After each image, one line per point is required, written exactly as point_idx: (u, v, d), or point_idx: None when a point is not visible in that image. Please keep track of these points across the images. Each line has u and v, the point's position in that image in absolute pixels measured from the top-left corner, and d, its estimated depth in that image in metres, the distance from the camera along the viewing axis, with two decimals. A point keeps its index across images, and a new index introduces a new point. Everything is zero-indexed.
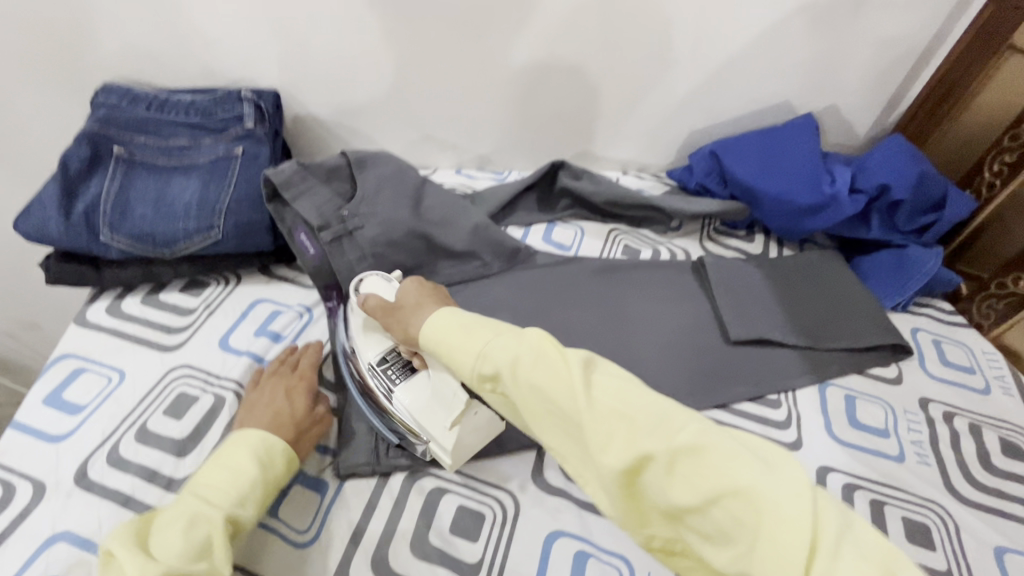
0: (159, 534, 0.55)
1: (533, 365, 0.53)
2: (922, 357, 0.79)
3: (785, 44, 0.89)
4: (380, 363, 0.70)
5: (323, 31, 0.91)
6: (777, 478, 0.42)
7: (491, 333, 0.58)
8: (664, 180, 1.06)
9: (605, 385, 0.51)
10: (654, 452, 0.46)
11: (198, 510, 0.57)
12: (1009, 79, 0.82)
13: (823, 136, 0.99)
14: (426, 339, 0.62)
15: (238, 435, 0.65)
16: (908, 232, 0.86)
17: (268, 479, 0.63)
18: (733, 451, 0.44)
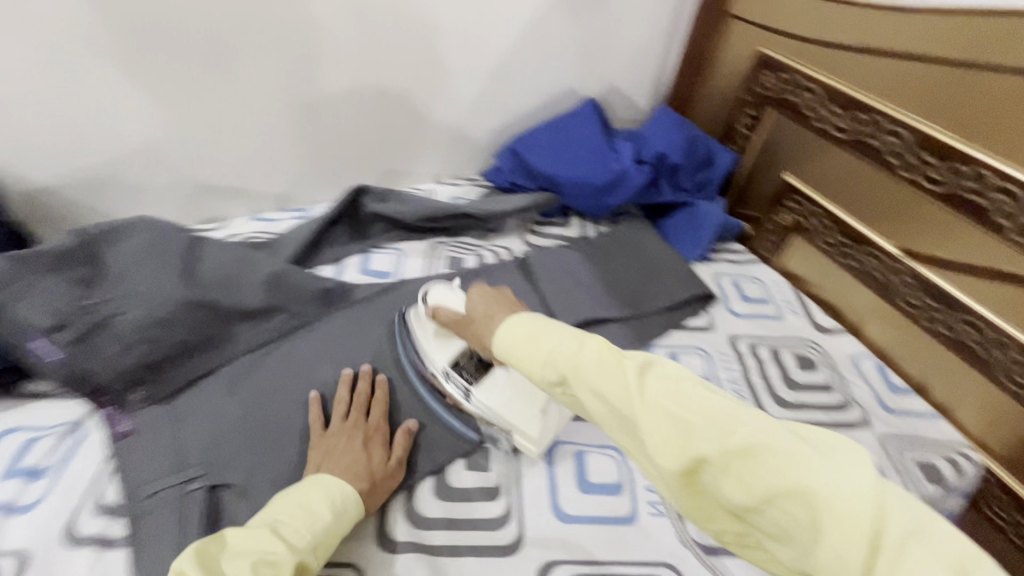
0: (226, 563, 0.44)
1: (592, 368, 0.46)
2: (727, 298, 0.88)
3: (554, 35, 0.94)
4: (453, 367, 0.64)
5: (18, 75, 0.71)
6: (845, 470, 0.35)
7: (556, 336, 0.50)
8: (480, 183, 1.04)
9: (661, 386, 0.44)
10: (706, 452, 0.39)
11: (271, 549, 0.46)
12: (735, 43, 0.92)
13: (612, 114, 1.07)
14: (499, 348, 0.54)
15: (320, 480, 0.54)
16: (690, 191, 0.95)
17: (343, 527, 0.52)
18: (793, 448, 0.37)
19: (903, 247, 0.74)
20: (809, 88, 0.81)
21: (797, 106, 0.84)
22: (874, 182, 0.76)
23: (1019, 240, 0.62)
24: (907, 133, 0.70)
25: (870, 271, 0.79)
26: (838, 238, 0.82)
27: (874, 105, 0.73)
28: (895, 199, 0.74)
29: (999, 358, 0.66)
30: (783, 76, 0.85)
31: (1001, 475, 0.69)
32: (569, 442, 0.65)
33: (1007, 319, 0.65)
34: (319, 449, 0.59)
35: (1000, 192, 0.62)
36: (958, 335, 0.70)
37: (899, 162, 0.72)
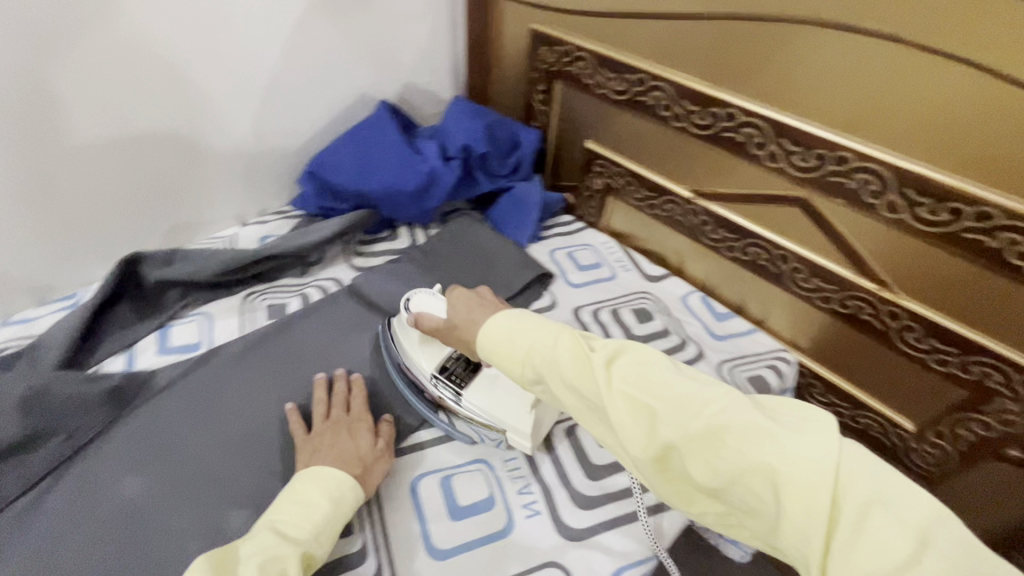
0: (235, 566, 0.46)
1: (563, 366, 0.47)
2: (565, 271, 0.90)
3: (324, 39, 0.86)
4: (440, 371, 0.66)
5: None
6: (806, 442, 0.37)
7: (529, 332, 0.51)
8: (290, 215, 0.94)
9: (628, 375, 0.45)
10: (672, 439, 0.41)
11: (277, 546, 0.48)
12: (510, 22, 0.92)
13: (415, 112, 1.04)
14: (480, 348, 0.54)
15: (316, 470, 0.55)
16: (507, 175, 0.95)
17: (344, 513, 0.54)
18: (756, 425, 0.39)
19: (693, 189, 0.80)
20: (582, 57, 0.83)
21: (577, 76, 0.86)
22: (658, 136, 0.81)
23: (770, 164, 0.68)
24: (668, 86, 0.74)
25: (674, 216, 0.85)
26: (643, 193, 0.87)
27: (636, 64, 0.76)
28: (677, 148, 0.79)
29: (785, 270, 0.75)
30: (558, 49, 0.86)
31: (811, 366, 0.79)
32: (433, 471, 0.62)
33: (782, 236, 0.73)
34: (303, 448, 0.60)
35: (748, 127, 0.68)
36: (751, 257, 0.78)
37: (669, 114, 0.76)
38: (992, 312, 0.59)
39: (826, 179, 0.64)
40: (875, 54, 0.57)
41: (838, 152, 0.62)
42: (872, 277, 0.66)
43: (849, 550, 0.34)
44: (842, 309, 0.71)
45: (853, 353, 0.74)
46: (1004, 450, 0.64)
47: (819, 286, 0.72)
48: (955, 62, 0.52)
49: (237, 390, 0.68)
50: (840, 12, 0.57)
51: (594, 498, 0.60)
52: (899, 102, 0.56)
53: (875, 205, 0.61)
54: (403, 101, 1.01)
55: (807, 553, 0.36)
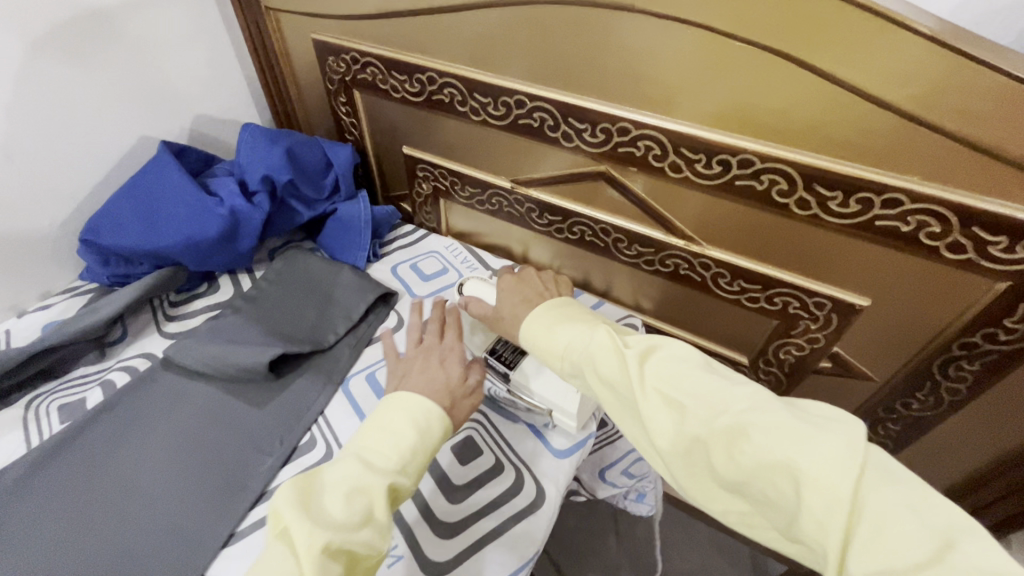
0: (325, 497, 0.48)
1: (600, 362, 0.53)
2: (409, 285, 0.86)
3: (68, 86, 0.73)
4: (492, 354, 0.68)
5: None
6: (829, 440, 0.40)
7: (567, 330, 0.58)
8: (79, 291, 0.81)
9: (659, 372, 0.49)
10: (701, 433, 0.45)
11: (364, 479, 0.50)
12: (292, 34, 0.84)
13: (215, 146, 0.94)
14: (527, 343, 0.62)
15: (406, 398, 0.56)
16: (327, 198, 0.88)
17: (429, 451, 0.55)
18: (782, 423, 0.42)
19: (511, 179, 0.79)
20: (371, 63, 0.78)
21: (372, 83, 0.81)
22: (465, 133, 0.78)
23: (567, 145, 0.69)
24: (457, 81, 0.72)
25: (503, 209, 0.84)
26: (468, 190, 0.86)
27: (422, 63, 0.73)
28: (485, 142, 0.77)
29: (610, 242, 0.77)
30: (346, 57, 0.81)
31: (658, 324, 0.83)
32: None
33: (598, 210, 0.74)
34: (395, 373, 0.62)
35: (539, 111, 0.68)
36: (579, 236, 0.79)
37: (468, 109, 0.74)
38: (778, 247, 0.63)
39: (616, 150, 0.65)
40: (616, 26, 0.57)
41: (619, 123, 0.63)
42: (679, 235, 0.69)
43: (865, 549, 0.36)
44: (664, 268, 0.75)
45: (688, 305, 0.78)
46: (818, 365, 0.71)
47: (640, 251, 0.74)
48: (676, 23, 0.53)
49: (25, 523, 0.59)
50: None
51: (458, 522, 0.58)
52: (650, 69, 0.57)
53: (662, 167, 0.63)
54: (198, 135, 0.91)
55: (826, 544, 0.37)
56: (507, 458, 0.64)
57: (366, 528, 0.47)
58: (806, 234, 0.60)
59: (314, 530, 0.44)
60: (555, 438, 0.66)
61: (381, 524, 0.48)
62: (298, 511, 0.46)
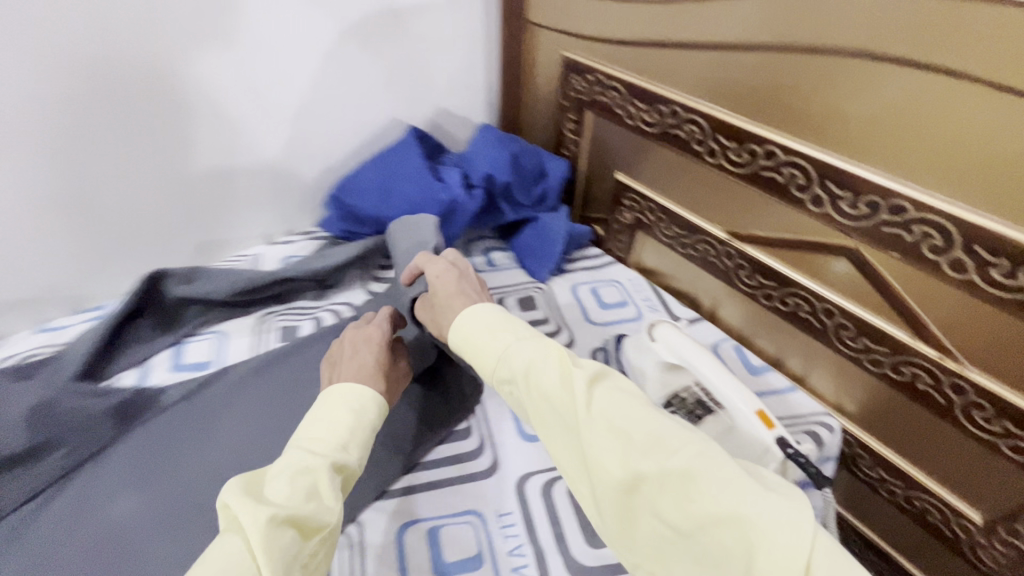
0: (268, 483, 0.45)
1: (543, 377, 0.50)
2: (587, 308, 0.85)
3: (354, 67, 0.87)
4: (666, 406, 0.64)
5: None
6: (778, 502, 0.39)
7: (508, 335, 0.54)
8: (316, 236, 0.95)
9: (610, 400, 0.47)
10: (646, 471, 0.43)
11: (304, 460, 0.47)
12: (544, 49, 0.90)
13: (447, 137, 1.02)
14: (460, 341, 0.57)
15: (343, 384, 0.55)
16: (532, 205, 0.92)
17: (371, 430, 0.53)
18: (727, 474, 0.41)
19: (729, 230, 0.74)
20: (613, 87, 0.80)
21: (609, 106, 0.83)
22: (689, 172, 0.76)
23: (815, 210, 0.62)
24: (702, 119, 0.70)
25: (707, 257, 0.79)
26: (674, 230, 0.82)
27: (668, 96, 0.73)
28: (711, 185, 0.73)
29: (831, 326, 0.67)
30: (590, 77, 0.84)
31: (858, 434, 0.70)
32: (422, 520, 0.59)
33: (827, 287, 0.65)
34: (327, 363, 0.61)
35: (790, 167, 0.62)
36: (791, 309, 0.71)
37: (704, 150, 0.71)
38: (910, 295, 0.57)
39: (879, 229, 0.57)
40: (922, 87, 0.50)
41: (892, 200, 0.54)
42: (933, 342, 0.57)
43: None
44: (895, 375, 0.63)
45: (910, 425, 0.64)
46: None
47: (869, 346, 0.64)
48: (1003, 93, 0.46)
49: (235, 414, 0.68)
50: (874, 42, 0.52)
51: (590, 569, 0.55)
52: (954, 143, 0.50)
53: (938, 263, 0.53)
54: (436, 125, 1.00)
55: None
56: None
57: (310, 502, 0.44)
58: (951, 299, 0.54)
59: (259, 508, 0.42)
60: None
61: (329, 499, 0.45)
62: (243, 495, 0.43)
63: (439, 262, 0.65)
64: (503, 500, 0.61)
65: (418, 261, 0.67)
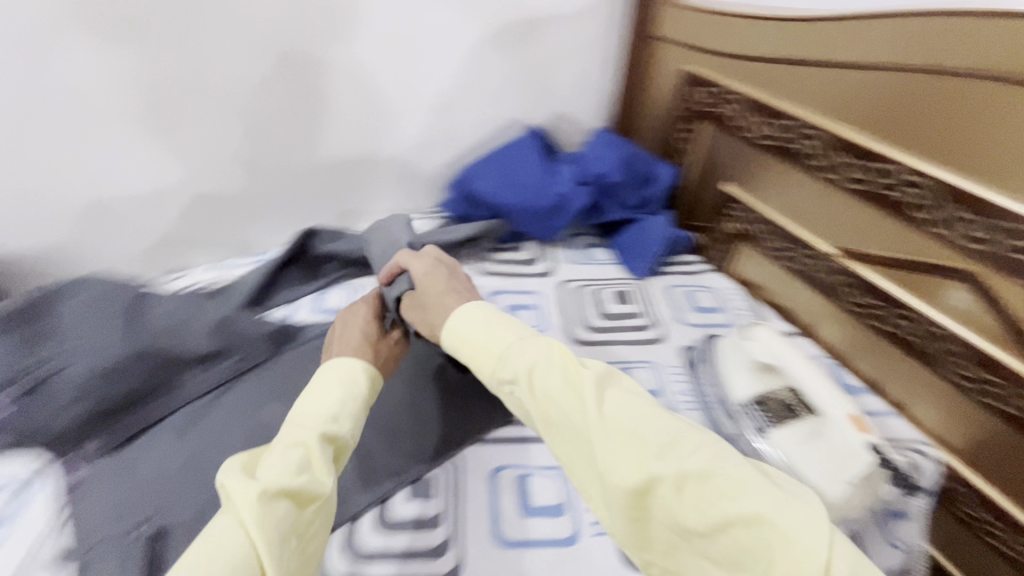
0: (263, 460, 0.48)
1: (551, 379, 0.51)
2: (680, 309, 0.88)
3: (491, 68, 0.96)
4: (753, 403, 0.67)
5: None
6: (790, 501, 0.41)
7: (516, 338, 0.56)
8: (435, 216, 1.06)
9: (619, 403, 0.49)
10: (661, 473, 0.44)
11: (296, 436, 0.50)
12: (666, 63, 0.95)
13: (562, 139, 1.09)
14: (462, 344, 0.59)
15: (336, 360, 0.59)
16: (635, 207, 0.98)
17: (363, 402, 0.57)
18: (740, 475, 0.43)
19: (838, 247, 0.75)
20: (734, 99, 0.85)
21: (726, 118, 0.87)
22: (801, 187, 0.78)
23: (934, 232, 0.62)
24: (823, 135, 0.72)
25: (810, 272, 0.80)
26: (780, 244, 0.83)
27: (789, 111, 0.76)
28: (823, 201, 0.75)
29: (940, 353, 0.66)
30: (711, 90, 0.89)
31: (959, 468, 0.66)
32: (511, 467, 0.66)
33: (939, 313, 0.65)
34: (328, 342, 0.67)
35: (911, 187, 0.64)
36: (897, 331, 0.70)
37: (820, 165, 0.74)
38: None
39: (1003, 256, 0.57)
40: None
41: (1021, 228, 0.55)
42: None
43: None
44: (1011, 412, 0.60)
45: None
46: None
47: (981, 377, 0.62)
48: None
49: None
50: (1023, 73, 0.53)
51: None
52: None
53: None
54: (554, 127, 1.07)
55: None
56: None
57: (305, 474, 0.47)
58: None
59: (253, 485, 0.44)
60: None
61: (322, 469, 0.48)
62: (236, 475, 0.45)
63: (423, 260, 0.70)
64: None
65: (402, 260, 0.71)
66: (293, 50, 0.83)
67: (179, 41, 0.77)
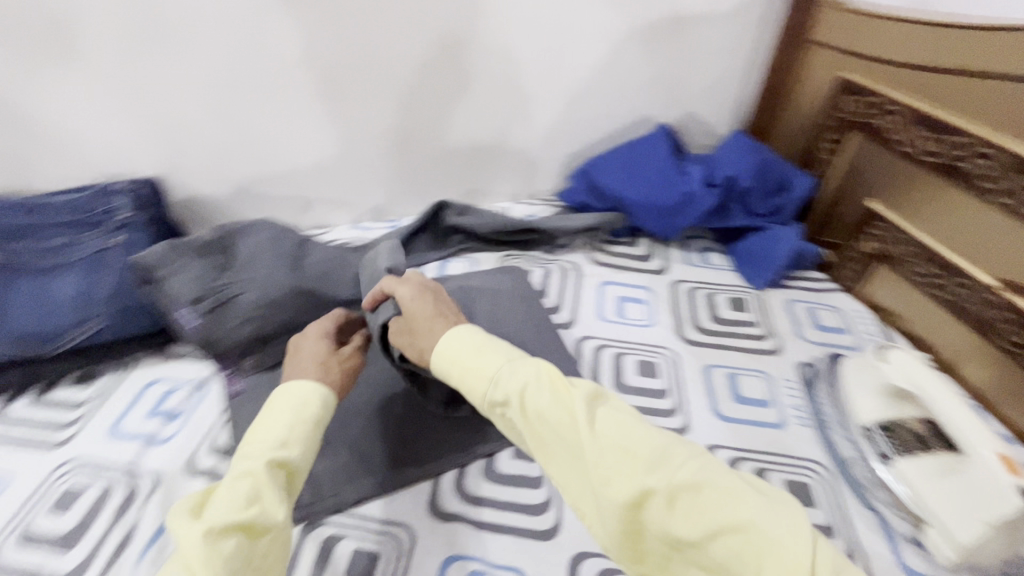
0: (216, 493, 0.47)
1: (538, 398, 0.49)
2: (800, 324, 0.85)
3: (629, 64, 0.97)
4: (877, 428, 0.65)
5: (196, 114, 0.88)
6: (779, 511, 0.39)
7: (504, 355, 0.54)
8: (553, 204, 1.09)
9: (608, 417, 0.47)
10: (654, 486, 0.42)
11: (243, 467, 0.48)
12: (818, 69, 0.91)
13: (689, 140, 1.08)
14: (445, 363, 0.56)
15: (292, 384, 0.57)
16: (763, 215, 0.95)
17: (315, 425, 0.55)
18: (728, 485, 0.41)
19: (1005, 279, 0.68)
20: (895, 111, 0.79)
21: (882, 131, 0.82)
22: (967, 211, 0.72)
23: None
24: (1004, 156, 0.66)
25: (962, 303, 0.73)
26: (928, 269, 0.77)
27: (964, 129, 0.70)
28: (995, 229, 0.69)
29: None
30: (867, 99, 0.83)
31: None
32: None
33: None
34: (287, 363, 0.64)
35: None
36: None
37: (998, 189, 0.68)
38: None
39: None
40: None
41: None
42: None
43: None
44: None
45: None
46: None
47: None
48: None
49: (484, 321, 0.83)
50: None
51: None
52: None
53: None
54: (682, 127, 1.06)
55: None
56: (843, 530, 0.60)
57: (254, 505, 0.46)
58: None
59: (200, 526, 0.43)
60: (906, 551, 0.58)
61: (270, 498, 0.47)
62: (187, 516, 0.45)
63: (409, 285, 0.66)
64: None
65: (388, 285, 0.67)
66: (450, 36, 0.89)
67: (357, 26, 0.85)
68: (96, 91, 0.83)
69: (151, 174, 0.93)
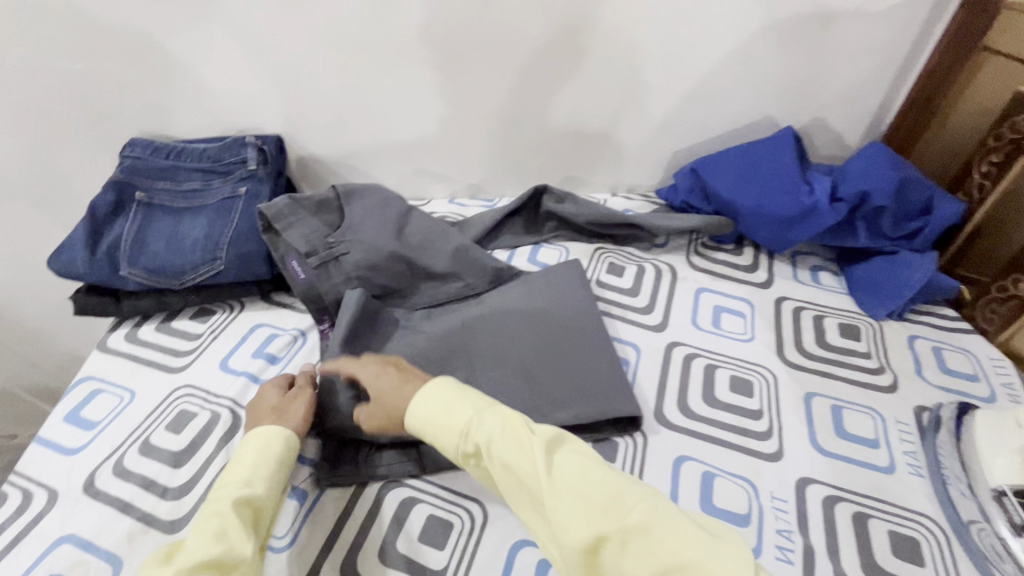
0: (189, 535, 0.50)
1: (500, 446, 0.49)
2: (922, 362, 0.76)
3: (761, 61, 0.90)
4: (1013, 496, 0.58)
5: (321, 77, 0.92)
6: (720, 549, 0.40)
7: (472, 404, 0.53)
8: (653, 201, 1.05)
9: (567, 462, 0.47)
10: (607, 531, 0.43)
11: (211, 508, 0.52)
12: (989, 80, 0.82)
13: (813, 148, 1.00)
14: (414, 419, 0.55)
15: (254, 433, 0.59)
16: (894, 239, 0.86)
17: (279, 464, 0.57)
18: (679, 529, 0.42)
19: None
20: None
21: None
22: None
23: None
24: None
25: None
26: None
27: None
28: None
29: None
30: None
31: None
32: (697, 459, 0.65)
33: None
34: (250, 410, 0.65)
35: None
36: None
37: None
38: None
39: None
40: None
41: None
42: None
43: None
44: None
45: None
46: None
47: None
48: None
49: None
50: None
51: None
52: None
53: None
54: (807, 133, 0.98)
55: None
56: None
57: (219, 543, 0.49)
58: None
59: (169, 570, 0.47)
60: None
61: (238, 534, 0.50)
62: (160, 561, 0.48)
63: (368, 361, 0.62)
64: (781, 488, 0.63)
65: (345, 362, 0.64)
66: (574, 18, 0.86)
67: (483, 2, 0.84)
68: (239, 49, 0.88)
69: (276, 131, 0.99)
